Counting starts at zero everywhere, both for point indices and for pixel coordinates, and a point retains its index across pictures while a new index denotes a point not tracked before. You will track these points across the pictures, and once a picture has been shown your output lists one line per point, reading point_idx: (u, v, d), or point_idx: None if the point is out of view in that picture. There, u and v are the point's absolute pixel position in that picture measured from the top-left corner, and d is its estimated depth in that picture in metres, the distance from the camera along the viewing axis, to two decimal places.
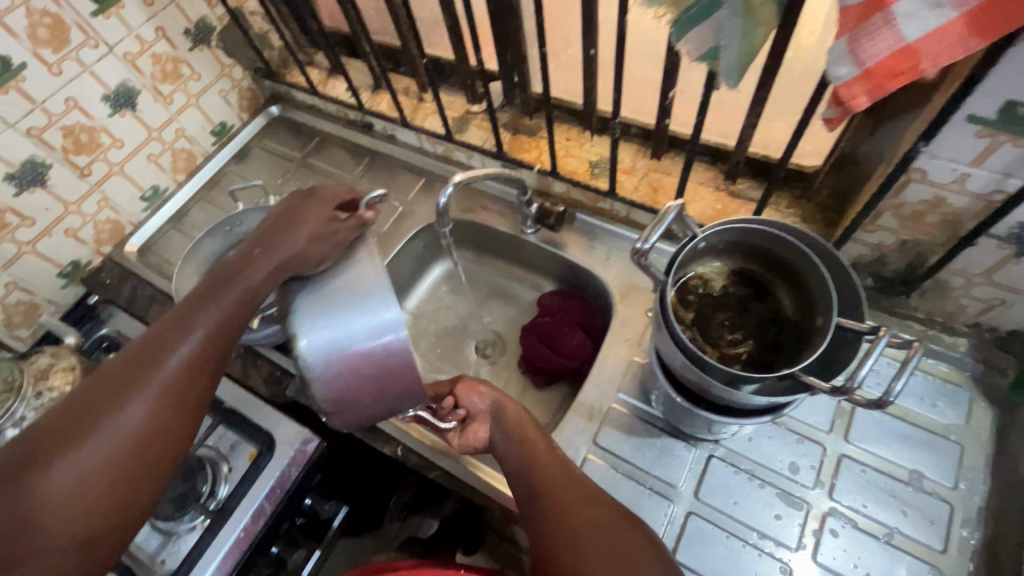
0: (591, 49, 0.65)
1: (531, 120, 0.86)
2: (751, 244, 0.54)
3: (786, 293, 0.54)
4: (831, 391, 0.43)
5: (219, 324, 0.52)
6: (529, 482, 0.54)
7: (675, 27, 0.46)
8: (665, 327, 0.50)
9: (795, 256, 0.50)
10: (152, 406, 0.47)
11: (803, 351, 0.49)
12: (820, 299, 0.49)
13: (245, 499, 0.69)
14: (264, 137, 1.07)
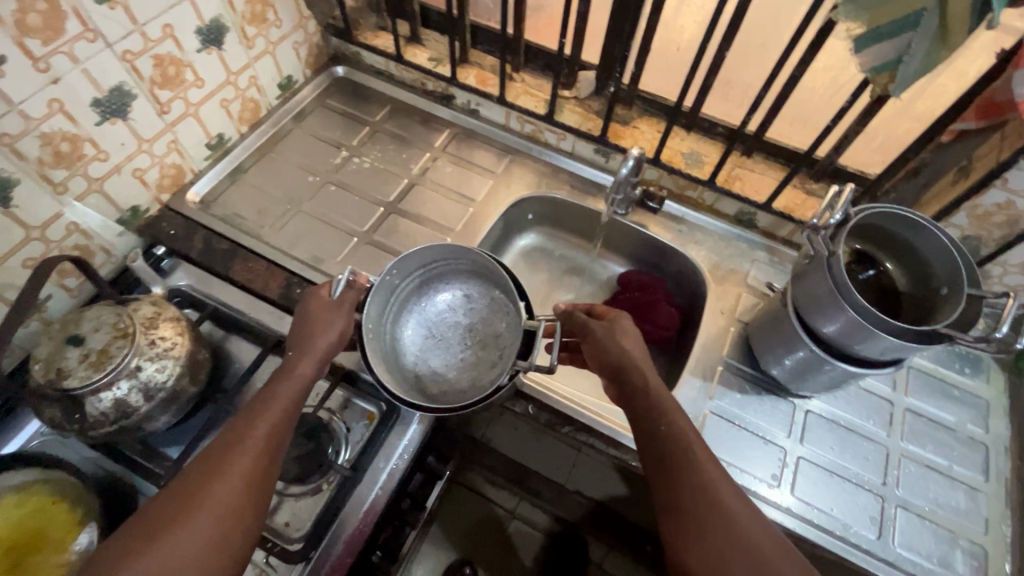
0: (725, 51, 0.74)
1: (626, 110, 0.92)
2: (880, 228, 0.65)
3: (899, 271, 0.66)
4: (976, 340, 0.54)
5: (289, 406, 0.60)
6: (671, 450, 0.55)
7: (860, 41, 0.56)
8: (835, 289, 0.59)
9: (923, 240, 0.62)
10: (236, 478, 0.53)
11: (929, 315, 0.61)
12: (943, 275, 0.61)
13: (380, 457, 0.68)
14: (327, 97, 1.02)
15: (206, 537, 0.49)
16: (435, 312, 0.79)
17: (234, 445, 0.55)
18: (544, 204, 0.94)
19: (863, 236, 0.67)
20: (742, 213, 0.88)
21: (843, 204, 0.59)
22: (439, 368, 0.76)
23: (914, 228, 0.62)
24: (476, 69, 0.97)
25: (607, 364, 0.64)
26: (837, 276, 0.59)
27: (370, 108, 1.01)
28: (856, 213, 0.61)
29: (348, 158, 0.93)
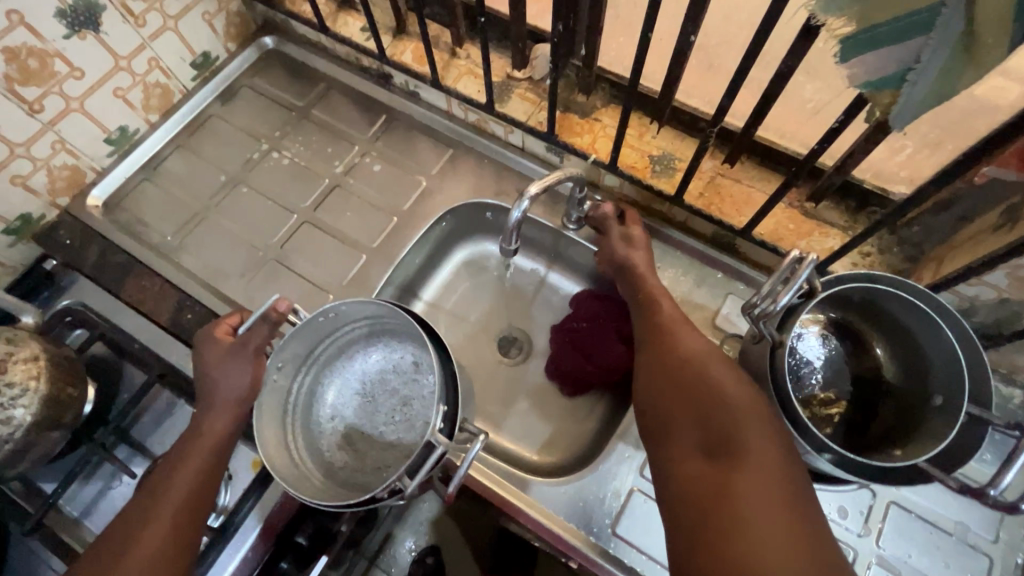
0: (692, 34, 0.55)
1: (586, 98, 0.75)
2: (869, 304, 0.49)
3: (888, 360, 0.50)
4: (958, 488, 0.39)
5: (205, 465, 0.53)
6: (707, 400, 0.46)
7: (846, 45, 0.38)
8: (774, 392, 0.46)
9: (922, 331, 0.46)
10: (144, 557, 0.48)
11: (910, 424, 0.46)
12: (939, 379, 0.45)
13: (252, 515, 0.63)
14: (256, 74, 0.90)
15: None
16: (385, 364, 0.69)
17: (142, 522, 0.49)
18: (484, 212, 0.79)
19: (846, 309, 0.51)
20: (718, 234, 0.71)
21: (800, 280, 0.44)
22: (348, 421, 0.67)
23: (910, 312, 0.45)
24: (414, 43, 0.81)
25: (656, 343, 0.53)
26: (776, 373, 0.46)
27: (300, 88, 0.88)
28: (824, 288, 0.46)
29: (267, 152, 0.82)
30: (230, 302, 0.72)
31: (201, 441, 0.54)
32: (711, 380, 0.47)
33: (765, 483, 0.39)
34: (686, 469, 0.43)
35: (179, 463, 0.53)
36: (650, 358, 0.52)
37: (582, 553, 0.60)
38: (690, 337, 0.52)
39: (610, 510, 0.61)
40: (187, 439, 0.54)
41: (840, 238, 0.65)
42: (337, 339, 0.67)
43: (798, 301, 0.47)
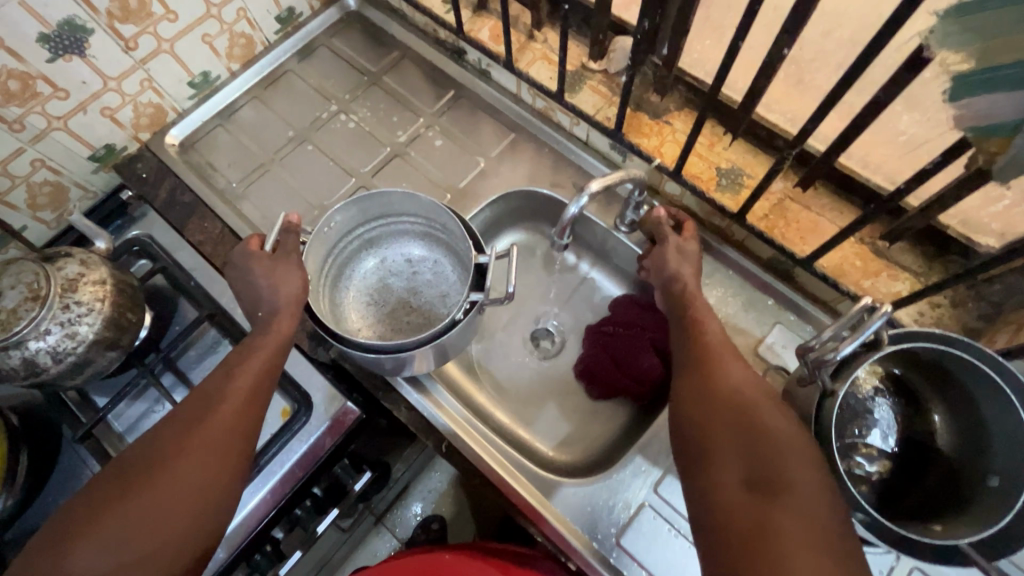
0: (785, 48, 0.51)
1: (660, 98, 0.72)
2: (941, 366, 0.45)
3: (951, 429, 0.46)
4: None
5: (266, 368, 0.56)
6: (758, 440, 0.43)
7: (960, 84, 0.36)
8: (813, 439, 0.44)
9: (992, 409, 0.42)
10: (209, 442, 0.51)
11: (956, 499, 0.43)
12: (1000, 466, 0.41)
13: (276, 461, 0.65)
14: (335, 35, 0.91)
15: (173, 506, 0.48)
16: (399, 266, 0.71)
17: (207, 413, 0.52)
18: (538, 201, 0.78)
19: (915, 365, 0.47)
20: (778, 260, 0.67)
21: (866, 327, 0.42)
22: (366, 317, 0.70)
23: (985, 384, 0.42)
24: (492, 21, 0.80)
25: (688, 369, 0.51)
26: (821, 419, 0.45)
27: (375, 54, 0.89)
28: (890, 341, 0.43)
29: (335, 114, 0.84)
30: None
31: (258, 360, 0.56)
32: (753, 420, 0.45)
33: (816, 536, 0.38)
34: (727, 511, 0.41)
35: (242, 365, 0.55)
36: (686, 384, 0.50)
37: (581, 556, 0.60)
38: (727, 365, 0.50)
39: (617, 520, 0.61)
40: (249, 344, 0.57)
41: (911, 285, 0.60)
42: (357, 234, 0.69)
43: (860, 349, 0.44)
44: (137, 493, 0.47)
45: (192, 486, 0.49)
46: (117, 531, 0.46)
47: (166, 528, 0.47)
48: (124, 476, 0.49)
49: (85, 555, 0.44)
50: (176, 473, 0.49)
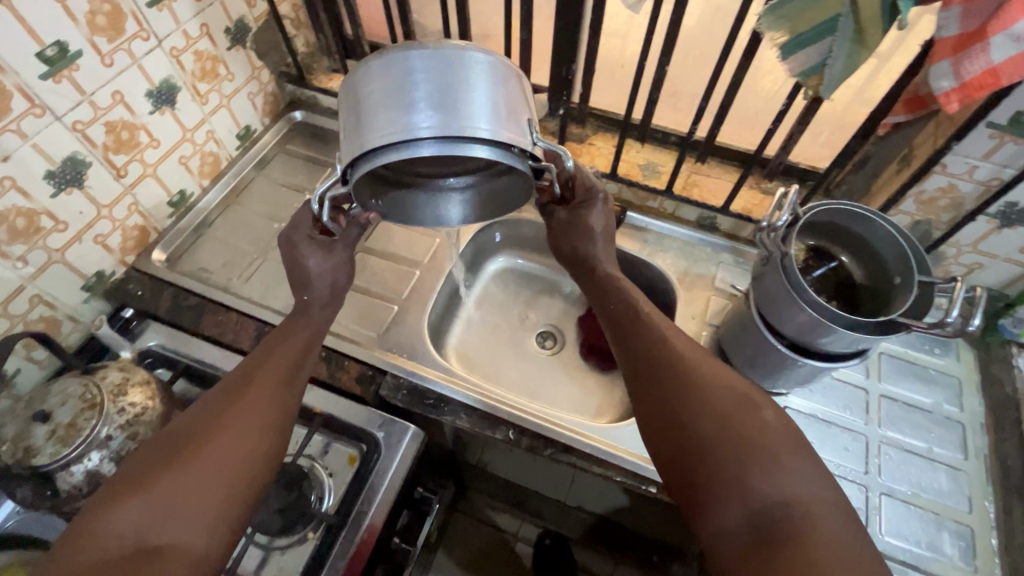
0: (666, 65, 0.75)
1: (580, 129, 0.95)
2: (827, 221, 0.67)
3: (853, 261, 0.67)
4: (930, 326, 0.56)
5: (287, 358, 0.61)
6: (698, 364, 0.57)
7: (784, 48, 0.58)
8: (792, 290, 0.60)
9: (872, 232, 0.64)
10: (242, 418, 0.54)
11: (885, 303, 0.63)
12: (898, 264, 0.62)
13: (361, 502, 0.67)
14: (287, 142, 1.03)
15: (210, 474, 0.50)
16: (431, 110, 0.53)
17: (243, 389, 0.57)
18: (511, 228, 0.95)
19: (811, 230, 0.68)
20: (703, 217, 0.90)
21: (789, 206, 0.61)
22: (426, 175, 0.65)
23: (860, 218, 0.64)
24: None
25: (626, 331, 0.63)
26: (789, 278, 0.61)
27: (329, 149, 1.03)
28: (805, 212, 0.63)
29: None
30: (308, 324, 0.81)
31: (288, 356, 0.61)
32: (688, 366, 0.57)
33: (779, 433, 0.52)
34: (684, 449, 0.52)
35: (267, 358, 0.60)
36: (633, 342, 0.62)
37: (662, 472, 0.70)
38: (654, 320, 0.62)
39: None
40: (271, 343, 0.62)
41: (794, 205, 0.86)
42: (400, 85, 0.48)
43: (791, 222, 0.63)
44: (177, 466, 0.49)
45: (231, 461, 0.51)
46: (167, 495, 0.48)
47: (207, 499, 0.49)
48: (160, 456, 0.51)
49: (132, 519, 0.46)
50: (212, 446, 0.51)
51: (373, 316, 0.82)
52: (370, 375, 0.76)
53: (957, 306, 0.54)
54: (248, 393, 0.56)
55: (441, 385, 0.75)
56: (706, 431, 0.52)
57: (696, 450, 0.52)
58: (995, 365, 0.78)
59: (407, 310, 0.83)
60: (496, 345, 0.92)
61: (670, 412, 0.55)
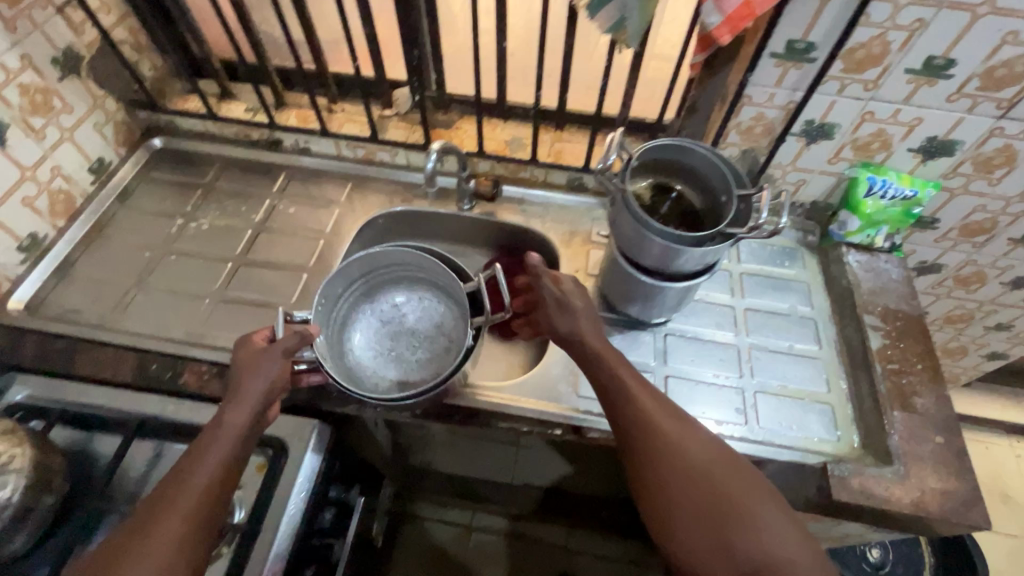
0: (504, 41, 0.81)
1: (445, 115, 0.98)
2: (656, 159, 0.74)
3: (688, 189, 0.76)
4: (749, 231, 0.64)
5: (217, 471, 0.55)
6: (671, 430, 0.58)
7: (590, 7, 0.65)
8: (639, 224, 0.67)
9: (693, 159, 0.72)
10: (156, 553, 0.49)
11: (719, 220, 0.71)
12: (720, 181, 0.71)
13: (274, 504, 0.67)
14: (149, 170, 0.99)
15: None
16: (383, 318, 0.83)
17: (175, 492, 0.53)
18: (398, 219, 0.97)
19: (646, 170, 0.76)
20: (572, 179, 0.96)
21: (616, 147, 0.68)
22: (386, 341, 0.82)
23: (680, 149, 0.72)
24: (295, 110, 0.99)
25: (611, 397, 0.62)
26: (634, 214, 0.67)
27: (197, 170, 1.00)
28: (637, 151, 0.70)
29: (184, 225, 0.92)
30: (195, 345, 0.79)
31: (221, 444, 0.57)
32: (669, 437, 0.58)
33: (750, 493, 0.53)
34: (671, 518, 0.54)
35: (192, 467, 0.54)
36: (614, 409, 0.61)
37: (561, 413, 0.75)
38: (635, 386, 0.62)
39: (568, 380, 0.79)
40: (198, 444, 0.56)
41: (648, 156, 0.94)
42: (374, 277, 0.82)
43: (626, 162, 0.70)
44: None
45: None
46: None
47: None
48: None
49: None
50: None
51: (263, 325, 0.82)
52: None
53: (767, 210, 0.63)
54: (178, 496, 0.52)
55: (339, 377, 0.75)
56: (687, 500, 0.54)
57: (681, 521, 0.53)
58: (833, 265, 0.89)
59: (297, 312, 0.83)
60: None
61: (656, 488, 0.55)
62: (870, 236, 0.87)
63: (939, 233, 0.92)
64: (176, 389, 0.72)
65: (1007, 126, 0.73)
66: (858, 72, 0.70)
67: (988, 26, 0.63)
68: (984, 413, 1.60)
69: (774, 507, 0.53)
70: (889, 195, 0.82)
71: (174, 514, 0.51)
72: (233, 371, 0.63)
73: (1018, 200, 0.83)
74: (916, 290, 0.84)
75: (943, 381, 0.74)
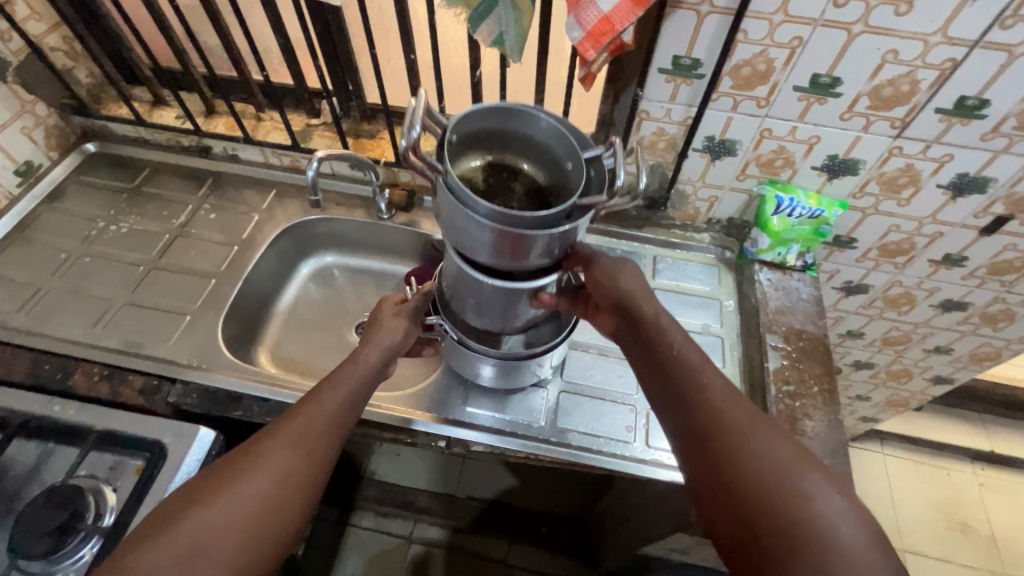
0: (412, 54, 0.81)
1: (371, 125, 0.98)
2: (485, 128, 0.60)
3: (527, 161, 0.63)
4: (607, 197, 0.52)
5: (340, 408, 0.57)
6: (737, 416, 0.50)
7: (470, 22, 0.64)
8: (466, 209, 0.51)
9: (531, 126, 0.60)
10: (283, 464, 0.52)
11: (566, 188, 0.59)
12: (563, 142, 0.59)
13: (143, 506, 0.65)
14: (81, 173, 1.01)
15: (245, 521, 0.48)
16: None
17: (288, 421, 0.55)
18: (319, 226, 0.98)
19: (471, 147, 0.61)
20: None
21: (419, 117, 0.51)
22: None
23: (508, 113, 0.59)
24: (225, 118, 1.00)
25: (662, 367, 0.55)
26: (460, 202, 0.51)
27: (128, 175, 1.02)
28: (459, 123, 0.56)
29: (104, 227, 0.94)
30: (94, 347, 0.79)
31: (342, 386, 0.59)
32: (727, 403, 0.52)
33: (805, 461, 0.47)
34: (727, 490, 0.47)
35: (317, 398, 0.57)
36: (660, 357, 0.56)
37: (444, 427, 0.75)
38: (685, 349, 0.55)
39: (458, 393, 0.79)
40: (325, 380, 0.59)
41: None
42: None
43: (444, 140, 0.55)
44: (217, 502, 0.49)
45: (251, 503, 0.49)
46: (193, 537, 0.47)
47: (230, 544, 0.47)
48: (201, 486, 0.50)
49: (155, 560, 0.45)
50: (236, 498, 0.49)
51: (164, 329, 0.83)
52: (155, 385, 0.76)
53: (621, 173, 0.51)
54: (290, 424, 0.54)
55: (231, 382, 0.77)
56: (744, 469, 0.47)
57: (743, 494, 0.46)
58: (746, 282, 0.87)
59: (201, 317, 0.84)
60: (311, 343, 0.95)
61: (714, 462, 0.48)
62: (782, 254, 0.85)
63: (859, 253, 0.90)
64: (65, 389, 0.75)
65: (905, 145, 0.71)
66: (747, 90, 0.70)
67: (867, 44, 0.62)
68: (945, 438, 1.55)
69: (833, 479, 0.46)
70: (796, 214, 0.80)
71: (283, 441, 0.53)
72: (377, 314, 0.68)
73: (931, 222, 0.81)
74: (824, 310, 0.82)
75: (837, 406, 0.73)
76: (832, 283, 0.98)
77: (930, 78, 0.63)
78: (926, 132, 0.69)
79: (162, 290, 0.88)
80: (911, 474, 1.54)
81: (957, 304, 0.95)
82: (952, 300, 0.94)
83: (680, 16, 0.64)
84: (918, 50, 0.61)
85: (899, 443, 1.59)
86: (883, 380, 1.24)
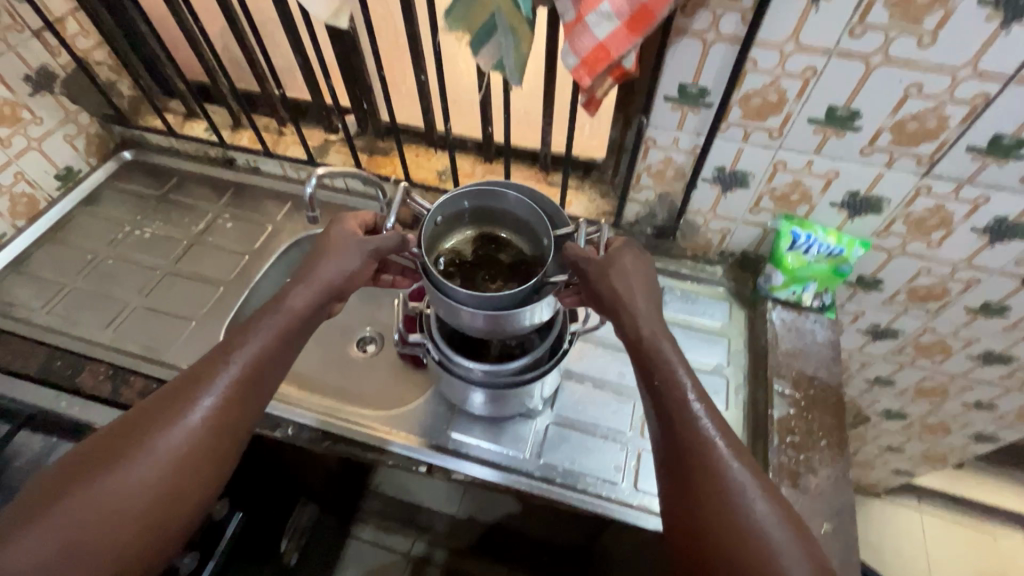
0: (422, 75, 0.81)
1: (385, 143, 1.00)
2: (470, 209, 0.66)
3: (514, 237, 0.67)
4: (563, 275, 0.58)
5: (256, 365, 0.55)
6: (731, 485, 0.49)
7: (471, 45, 0.63)
8: (446, 296, 0.57)
9: (509, 202, 0.65)
10: (191, 433, 0.51)
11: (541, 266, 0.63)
12: (538, 221, 0.63)
13: None
14: (117, 179, 1.07)
15: (138, 500, 0.48)
16: None
17: (196, 384, 0.53)
18: None
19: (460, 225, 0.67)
20: None
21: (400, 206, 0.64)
22: None
23: (490, 194, 0.65)
24: (249, 132, 1.04)
25: (660, 412, 0.53)
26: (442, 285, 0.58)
27: (158, 182, 1.07)
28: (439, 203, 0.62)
29: (130, 232, 0.99)
30: (104, 347, 0.82)
31: (254, 341, 0.56)
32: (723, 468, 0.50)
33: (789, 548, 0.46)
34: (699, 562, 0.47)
35: (227, 357, 0.55)
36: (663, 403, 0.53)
37: (425, 452, 0.74)
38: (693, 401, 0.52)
39: (446, 417, 0.77)
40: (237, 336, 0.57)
41: (571, 192, 0.90)
42: None
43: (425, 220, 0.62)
44: (89, 489, 0.47)
45: (153, 475, 0.49)
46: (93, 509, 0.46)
47: (133, 511, 0.47)
48: (100, 454, 0.49)
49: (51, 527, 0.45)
50: (135, 467, 0.48)
51: (172, 333, 0.85)
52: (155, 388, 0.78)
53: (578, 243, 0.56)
54: (197, 387, 0.53)
55: None
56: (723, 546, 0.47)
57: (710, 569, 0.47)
58: (757, 321, 0.83)
59: (207, 324, 0.87)
60: (312, 355, 0.96)
61: (691, 529, 0.48)
62: (797, 292, 0.80)
63: (885, 296, 0.84)
64: (72, 385, 0.78)
65: (933, 184, 0.66)
66: (759, 120, 0.66)
67: (887, 76, 0.58)
68: (991, 500, 1.42)
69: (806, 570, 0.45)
70: (812, 251, 0.75)
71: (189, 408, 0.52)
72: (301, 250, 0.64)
73: (965, 266, 0.74)
74: (840, 356, 0.76)
75: (845, 462, 0.67)
76: (856, 326, 0.92)
77: (960, 113, 0.58)
78: (958, 171, 0.64)
79: (174, 295, 0.91)
80: (949, 536, 1.42)
81: (998, 357, 0.87)
82: (993, 351, 0.86)
83: (685, 43, 0.62)
84: (945, 84, 0.57)
85: (938, 501, 1.46)
86: (917, 433, 1.14)
